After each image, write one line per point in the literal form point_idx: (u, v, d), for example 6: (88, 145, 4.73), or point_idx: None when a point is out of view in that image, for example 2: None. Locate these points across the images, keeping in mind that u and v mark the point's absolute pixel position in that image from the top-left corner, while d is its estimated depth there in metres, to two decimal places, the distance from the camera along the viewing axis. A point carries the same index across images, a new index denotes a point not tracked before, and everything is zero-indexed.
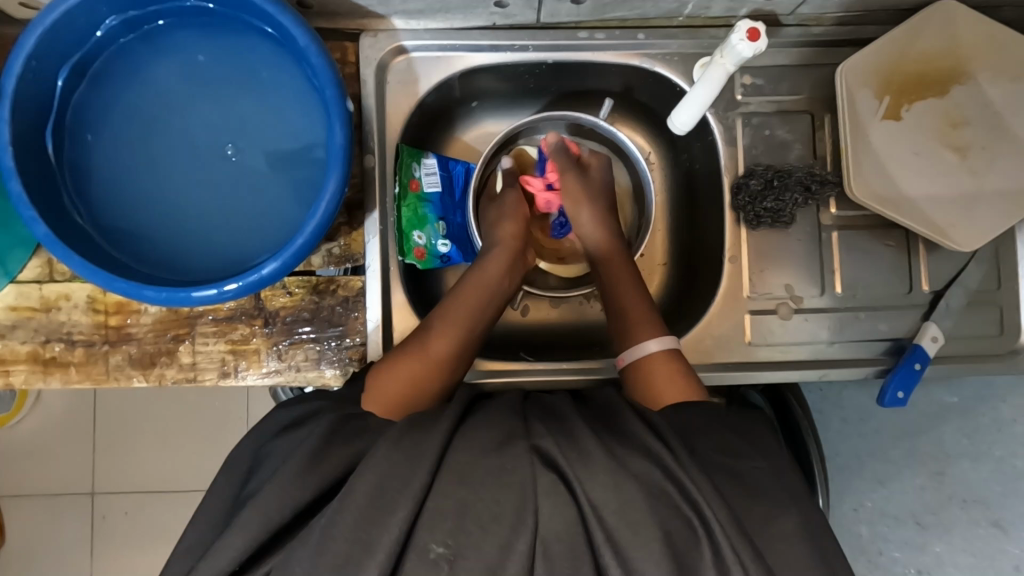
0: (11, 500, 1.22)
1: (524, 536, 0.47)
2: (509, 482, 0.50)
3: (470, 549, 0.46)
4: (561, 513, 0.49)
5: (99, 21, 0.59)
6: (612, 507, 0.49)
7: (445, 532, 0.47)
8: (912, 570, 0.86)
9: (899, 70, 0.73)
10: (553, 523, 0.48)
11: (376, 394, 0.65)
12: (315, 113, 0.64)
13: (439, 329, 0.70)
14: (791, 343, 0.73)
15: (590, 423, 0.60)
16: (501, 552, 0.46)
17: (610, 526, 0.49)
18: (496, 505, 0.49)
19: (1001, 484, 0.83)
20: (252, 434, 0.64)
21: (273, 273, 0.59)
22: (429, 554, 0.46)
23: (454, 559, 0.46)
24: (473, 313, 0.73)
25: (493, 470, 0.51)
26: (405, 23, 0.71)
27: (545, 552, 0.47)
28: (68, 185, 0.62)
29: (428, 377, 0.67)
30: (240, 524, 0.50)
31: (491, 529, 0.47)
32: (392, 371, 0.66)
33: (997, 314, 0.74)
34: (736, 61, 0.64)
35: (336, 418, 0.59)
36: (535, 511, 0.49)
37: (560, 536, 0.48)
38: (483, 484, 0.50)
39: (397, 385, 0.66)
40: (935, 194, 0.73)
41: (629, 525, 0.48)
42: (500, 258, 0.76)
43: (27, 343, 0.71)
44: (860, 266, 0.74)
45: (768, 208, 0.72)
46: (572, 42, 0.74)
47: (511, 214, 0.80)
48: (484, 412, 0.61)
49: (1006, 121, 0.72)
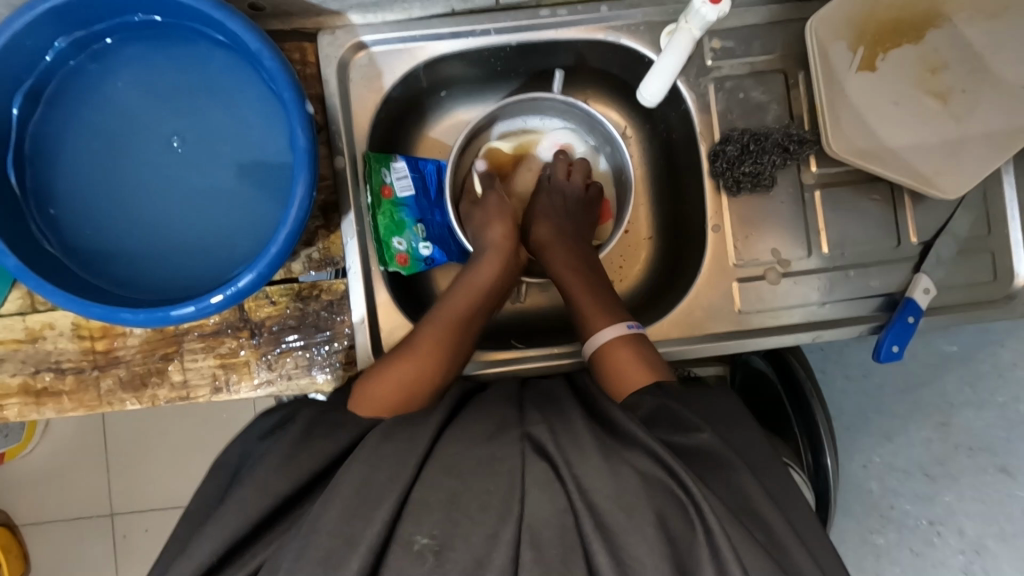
0: (32, 527, 1.23)
1: (510, 525, 0.45)
2: (499, 471, 0.50)
3: (457, 540, 0.45)
4: (550, 500, 0.47)
5: (46, 45, 0.58)
6: (605, 491, 0.48)
7: (432, 524, 0.46)
8: (923, 521, 0.86)
9: (872, 19, 0.71)
10: (540, 510, 0.47)
11: (366, 395, 0.63)
12: (278, 119, 0.63)
13: (429, 329, 0.68)
14: (782, 307, 0.73)
15: (580, 406, 0.60)
16: (487, 542, 0.44)
17: (601, 512, 0.47)
18: (484, 494, 0.48)
19: (1007, 431, 0.84)
20: (239, 435, 0.63)
21: (250, 284, 0.58)
22: (414, 545, 0.45)
23: (440, 549, 0.44)
24: (464, 311, 0.71)
25: (483, 460, 0.51)
26: (362, 17, 0.70)
27: (534, 539, 0.45)
28: (35, 214, 0.62)
29: (421, 377, 0.65)
30: (234, 536, 0.49)
31: (478, 518, 0.46)
32: (382, 372, 0.64)
33: (990, 259, 0.73)
34: (701, 26, 0.63)
35: (315, 415, 0.60)
36: (522, 501, 0.47)
37: (548, 521, 0.46)
38: (472, 475, 0.49)
39: (388, 387, 0.64)
40: (920, 143, 0.72)
41: (623, 508, 0.47)
42: (493, 260, 0.75)
43: (17, 375, 0.71)
44: (847, 222, 0.73)
45: (747, 173, 0.70)
46: (534, 21, 0.72)
47: (497, 212, 0.79)
48: (477, 404, 0.60)
49: (986, 60, 0.70)
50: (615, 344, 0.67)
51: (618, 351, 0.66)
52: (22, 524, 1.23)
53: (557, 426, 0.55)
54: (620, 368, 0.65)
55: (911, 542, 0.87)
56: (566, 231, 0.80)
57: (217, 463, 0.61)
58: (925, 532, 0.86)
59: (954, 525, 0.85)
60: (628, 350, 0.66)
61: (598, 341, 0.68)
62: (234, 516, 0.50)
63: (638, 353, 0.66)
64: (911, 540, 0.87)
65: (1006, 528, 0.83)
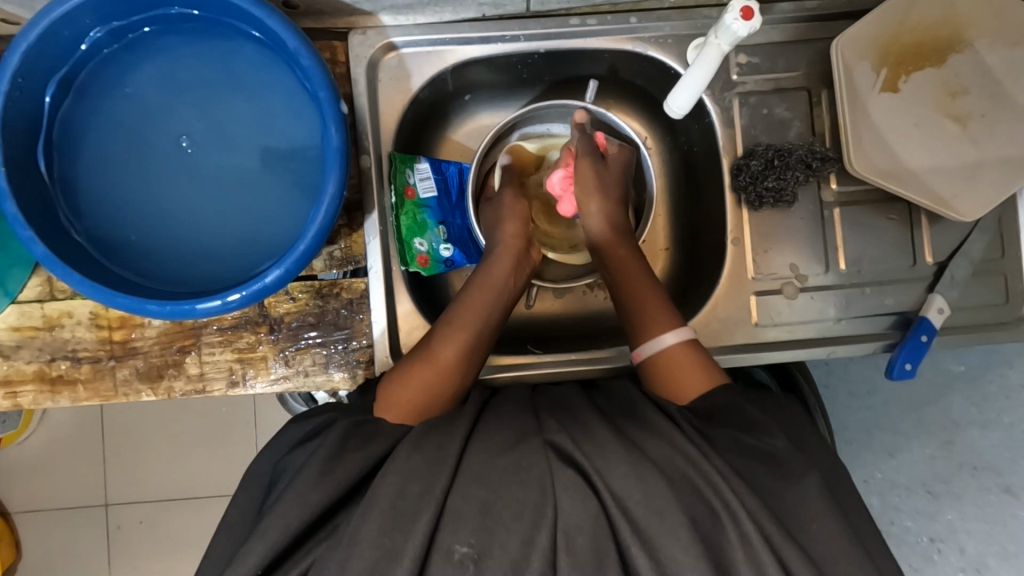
0: (26, 515, 1.22)
1: (545, 530, 0.46)
2: (526, 479, 0.50)
3: (495, 547, 0.46)
4: (583, 507, 0.48)
5: (83, 33, 0.59)
6: (635, 496, 0.49)
7: (468, 532, 0.46)
8: (923, 539, 0.88)
9: (896, 41, 0.72)
10: (574, 517, 0.48)
11: (390, 401, 0.64)
12: (307, 115, 0.63)
13: (446, 338, 0.67)
14: (797, 322, 0.73)
15: (601, 414, 0.60)
16: (523, 548, 0.45)
17: (634, 516, 0.48)
18: (517, 502, 0.48)
19: (1011, 451, 0.84)
20: (269, 449, 0.65)
21: (276, 281, 0.58)
22: (454, 554, 0.46)
23: (479, 558, 0.45)
24: (480, 318, 0.70)
25: (508, 469, 0.51)
26: (393, 19, 0.70)
27: (568, 545, 0.46)
28: (63, 203, 0.62)
29: (442, 388, 0.65)
30: (269, 546, 0.49)
31: (513, 526, 0.47)
32: (403, 379, 0.65)
33: (1002, 282, 0.74)
34: (731, 41, 0.64)
35: (349, 423, 0.59)
36: (554, 506, 0.48)
37: (583, 528, 0.47)
38: (499, 482, 0.50)
39: (410, 393, 0.64)
40: (938, 164, 0.73)
41: (655, 514, 0.48)
42: (505, 259, 0.74)
43: (33, 363, 0.70)
44: (863, 240, 0.74)
45: (770, 188, 0.71)
46: (563, 29, 0.73)
47: (513, 212, 0.77)
48: (499, 412, 0.61)
49: (1007, 86, 0.72)
50: (675, 349, 0.66)
51: (677, 356, 0.66)
52: (15, 512, 1.22)
53: (578, 434, 0.55)
54: (680, 380, 0.65)
55: (911, 558, 0.89)
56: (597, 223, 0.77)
57: (248, 476, 0.63)
58: (925, 549, 0.88)
59: (955, 544, 0.86)
60: (688, 356, 0.66)
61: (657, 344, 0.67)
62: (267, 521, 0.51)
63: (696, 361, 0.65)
64: (909, 556, 0.89)
65: (1008, 547, 0.83)
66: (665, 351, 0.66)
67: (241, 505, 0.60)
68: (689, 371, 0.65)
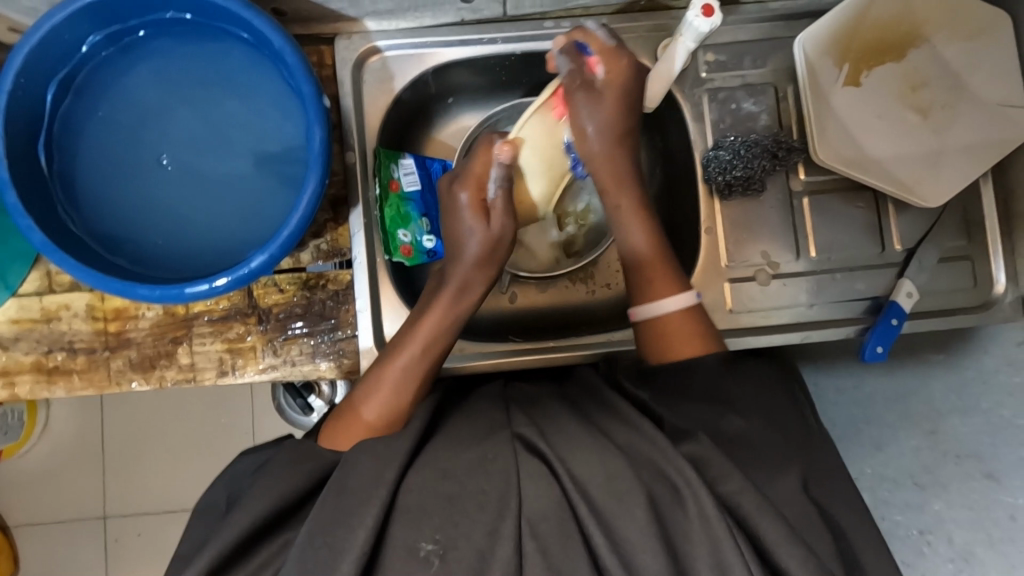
0: (26, 527, 1.23)
1: (509, 519, 0.48)
2: (490, 471, 0.51)
3: (460, 540, 0.47)
4: (546, 496, 0.50)
5: (82, 38, 0.63)
6: (598, 480, 0.51)
7: (433, 528, 0.47)
8: (914, 532, 0.87)
9: (855, 38, 0.75)
10: (538, 506, 0.49)
11: (337, 430, 0.64)
12: (293, 111, 0.67)
13: (388, 363, 0.66)
14: (771, 307, 0.75)
15: (566, 408, 0.63)
16: (488, 538, 0.47)
17: (597, 502, 0.50)
18: (482, 493, 0.50)
19: (991, 436, 0.83)
20: (226, 474, 0.63)
21: (260, 266, 0.61)
22: (420, 551, 0.46)
23: (445, 552, 0.46)
24: (433, 331, 0.67)
25: (474, 462, 0.53)
26: (377, 24, 0.75)
27: (533, 532, 0.47)
28: (61, 197, 0.65)
29: (395, 406, 0.65)
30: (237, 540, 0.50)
31: (478, 516, 0.48)
32: (348, 408, 0.65)
33: (970, 267, 0.76)
34: (694, 38, 0.68)
35: (294, 451, 0.59)
36: (519, 495, 0.49)
37: (546, 515, 0.49)
38: (468, 476, 0.51)
39: (355, 423, 0.63)
40: (901, 153, 0.75)
41: (616, 498, 0.50)
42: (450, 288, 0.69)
43: (31, 354, 0.73)
44: (833, 229, 0.76)
45: (739, 177, 0.75)
46: (538, 31, 0.77)
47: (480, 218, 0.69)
48: (468, 415, 0.63)
49: (963, 79, 0.75)
50: (674, 317, 0.69)
51: (676, 325, 0.69)
52: (15, 524, 1.23)
53: (547, 428, 0.58)
54: (675, 343, 0.68)
55: (903, 553, 0.88)
56: (660, 234, 0.74)
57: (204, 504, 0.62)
58: (916, 542, 0.87)
59: (944, 534, 0.85)
60: (686, 325, 0.69)
61: (658, 308, 0.70)
62: (238, 521, 0.52)
63: (694, 329, 0.69)
64: (902, 551, 0.88)
65: (994, 533, 0.82)
66: (665, 317, 0.69)
67: (224, 488, 0.62)
68: (685, 336, 0.69)
